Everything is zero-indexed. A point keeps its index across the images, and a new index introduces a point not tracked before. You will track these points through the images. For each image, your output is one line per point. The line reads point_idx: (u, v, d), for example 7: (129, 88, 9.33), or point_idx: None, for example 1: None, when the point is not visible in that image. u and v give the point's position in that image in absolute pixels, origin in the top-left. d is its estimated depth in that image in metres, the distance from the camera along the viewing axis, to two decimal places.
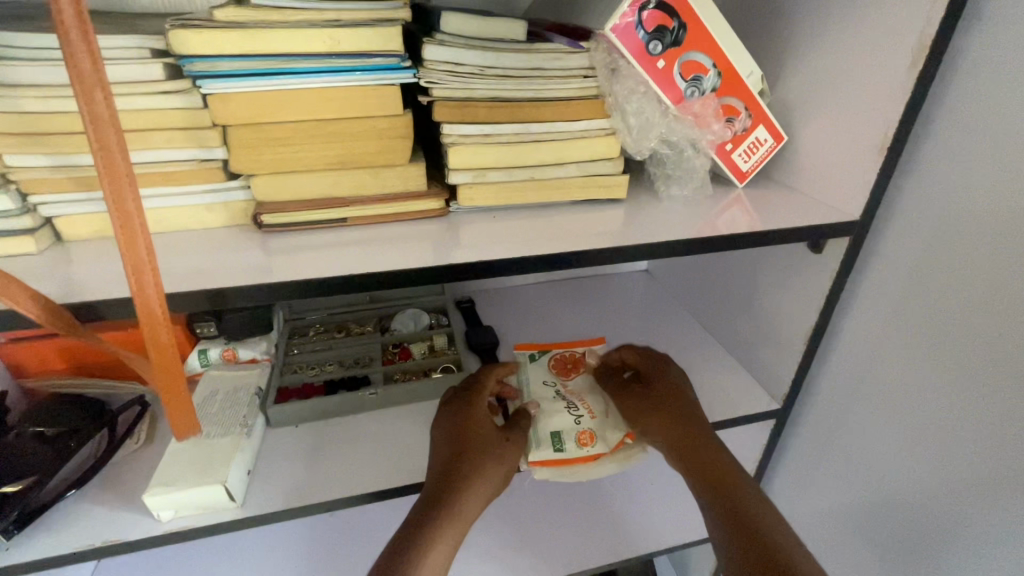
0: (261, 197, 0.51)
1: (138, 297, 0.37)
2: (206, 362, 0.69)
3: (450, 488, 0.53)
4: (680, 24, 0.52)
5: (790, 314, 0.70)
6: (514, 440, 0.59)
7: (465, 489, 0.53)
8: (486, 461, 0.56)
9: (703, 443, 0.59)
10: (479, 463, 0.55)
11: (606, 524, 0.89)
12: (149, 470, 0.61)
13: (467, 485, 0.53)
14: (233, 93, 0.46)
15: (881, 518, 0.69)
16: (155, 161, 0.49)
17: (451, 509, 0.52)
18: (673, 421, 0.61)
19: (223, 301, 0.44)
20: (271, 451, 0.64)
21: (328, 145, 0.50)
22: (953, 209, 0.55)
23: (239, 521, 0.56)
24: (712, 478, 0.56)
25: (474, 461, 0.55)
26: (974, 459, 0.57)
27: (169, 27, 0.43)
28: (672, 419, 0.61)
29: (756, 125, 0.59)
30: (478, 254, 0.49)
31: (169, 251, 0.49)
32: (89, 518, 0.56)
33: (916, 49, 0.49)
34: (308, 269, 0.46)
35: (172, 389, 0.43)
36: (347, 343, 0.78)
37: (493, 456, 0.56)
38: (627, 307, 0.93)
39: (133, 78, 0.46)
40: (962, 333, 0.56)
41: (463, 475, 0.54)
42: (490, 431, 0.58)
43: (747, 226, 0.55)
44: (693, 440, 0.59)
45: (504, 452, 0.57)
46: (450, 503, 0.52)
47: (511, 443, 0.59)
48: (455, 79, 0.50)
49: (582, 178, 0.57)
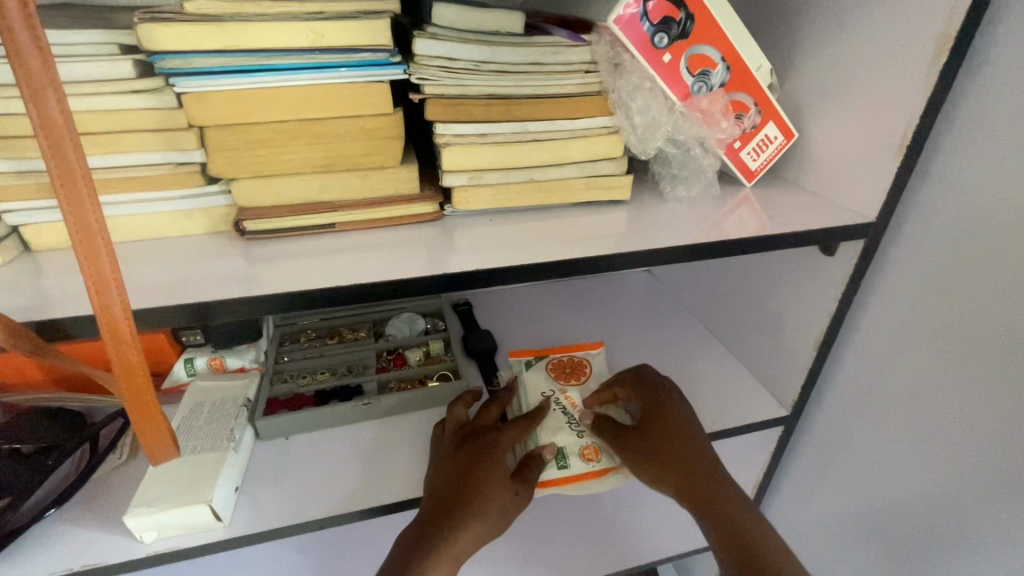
0: (243, 201, 0.48)
1: (102, 315, 0.34)
2: (192, 371, 0.66)
3: (453, 531, 0.50)
4: (687, 15, 0.49)
5: (800, 318, 0.67)
6: (524, 494, 0.55)
7: (468, 531, 0.50)
8: (493, 506, 0.52)
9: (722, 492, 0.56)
10: (483, 501, 0.52)
11: (607, 533, 0.87)
12: (132, 486, 0.59)
13: (469, 528, 0.50)
14: (209, 92, 0.43)
15: (891, 531, 0.66)
16: (129, 166, 0.46)
17: (450, 552, 0.50)
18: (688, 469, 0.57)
19: (198, 317, 0.41)
20: (259, 466, 0.62)
21: (314, 146, 0.47)
22: (970, 211, 0.52)
23: (223, 543, 0.54)
24: (723, 534, 0.55)
25: (482, 504, 0.51)
26: (988, 473, 0.54)
27: (138, 21, 0.40)
28: (686, 466, 0.57)
29: (766, 122, 0.56)
30: (472, 262, 0.46)
31: (144, 260, 0.46)
32: (67, 540, 0.53)
33: (938, 40, 0.46)
34: (290, 280, 0.43)
35: (144, 417, 0.40)
36: (340, 350, 0.75)
37: (502, 502, 0.53)
38: (629, 310, 0.91)
39: (101, 76, 0.43)
40: (978, 342, 0.53)
41: (468, 516, 0.51)
42: (503, 474, 0.54)
43: (756, 229, 0.52)
44: (707, 486, 0.56)
45: (512, 501, 0.53)
46: (450, 548, 0.49)
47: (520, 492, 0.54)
48: (448, 75, 0.47)
49: (584, 179, 0.54)
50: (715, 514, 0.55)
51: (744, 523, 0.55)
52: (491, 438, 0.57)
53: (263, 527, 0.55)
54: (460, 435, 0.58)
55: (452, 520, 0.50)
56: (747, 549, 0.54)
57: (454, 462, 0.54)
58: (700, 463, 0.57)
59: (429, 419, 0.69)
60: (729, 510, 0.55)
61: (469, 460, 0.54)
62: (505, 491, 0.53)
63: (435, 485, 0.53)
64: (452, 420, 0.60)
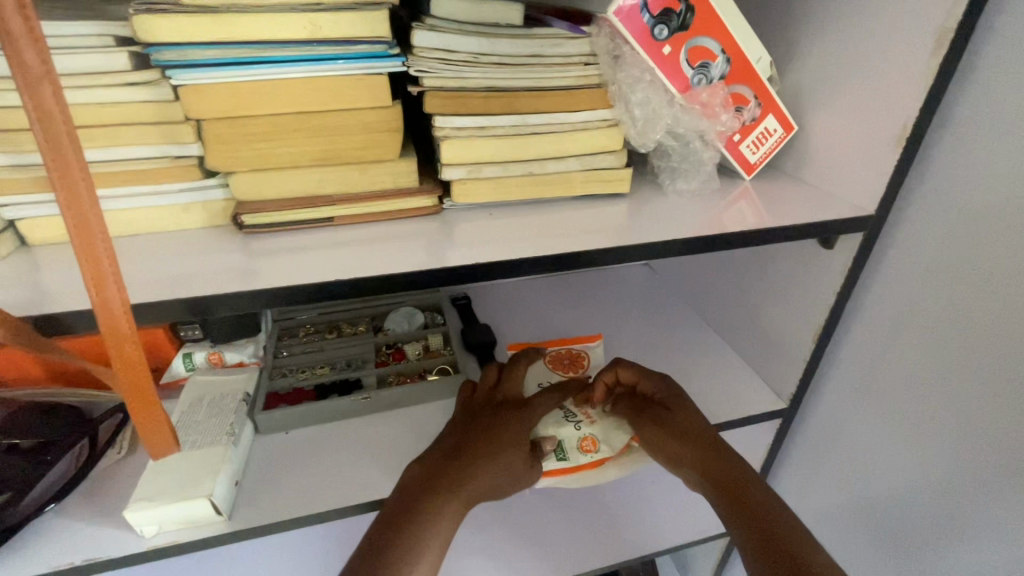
0: (241, 195, 0.48)
1: (100, 310, 0.34)
2: (191, 366, 0.67)
3: (458, 485, 0.51)
4: (687, 6, 0.49)
5: (799, 310, 0.67)
6: (537, 470, 0.56)
7: (475, 487, 0.51)
8: (500, 473, 0.53)
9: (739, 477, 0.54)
10: (495, 459, 0.53)
11: (607, 526, 0.87)
12: (131, 480, 0.59)
13: (475, 487, 0.51)
14: (205, 85, 0.43)
15: (888, 521, 0.66)
16: (126, 159, 0.46)
17: (452, 507, 0.50)
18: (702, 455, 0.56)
19: (196, 311, 0.41)
20: (259, 460, 0.62)
21: (312, 139, 0.47)
22: (969, 204, 0.52)
23: (225, 536, 0.54)
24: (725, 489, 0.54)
25: (488, 467, 0.53)
26: (984, 464, 0.55)
27: (133, 12, 0.40)
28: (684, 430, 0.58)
29: (765, 114, 0.56)
30: (473, 255, 0.46)
31: (142, 255, 0.45)
32: (68, 534, 0.53)
33: (939, 32, 0.46)
34: (290, 273, 0.43)
35: (145, 414, 0.39)
36: (339, 344, 0.75)
37: (509, 472, 0.54)
38: (627, 303, 0.91)
39: (95, 68, 0.42)
40: (976, 334, 0.53)
41: (473, 476, 0.52)
42: (517, 450, 0.55)
43: (755, 222, 0.52)
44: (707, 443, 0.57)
45: (524, 472, 0.55)
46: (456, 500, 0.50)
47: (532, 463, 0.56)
48: (446, 68, 0.47)
49: (584, 171, 0.54)
50: (739, 503, 0.52)
51: (764, 507, 0.52)
52: (512, 412, 0.58)
53: (263, 521, 0.55)
54: (484, 407, 0.59)
55: (463, 477, 0.51)
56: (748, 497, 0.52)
57: (472, 427, 0.56)
58: (719, 452, 0.56)
59: (428, 412, 0.69)
60: (753, 498, 0.52)
61: (487, 424, 0.56)
62: (514, 463, 0.54)
63: (451, 446, 0.54)
64: (482, 385, 0.63)
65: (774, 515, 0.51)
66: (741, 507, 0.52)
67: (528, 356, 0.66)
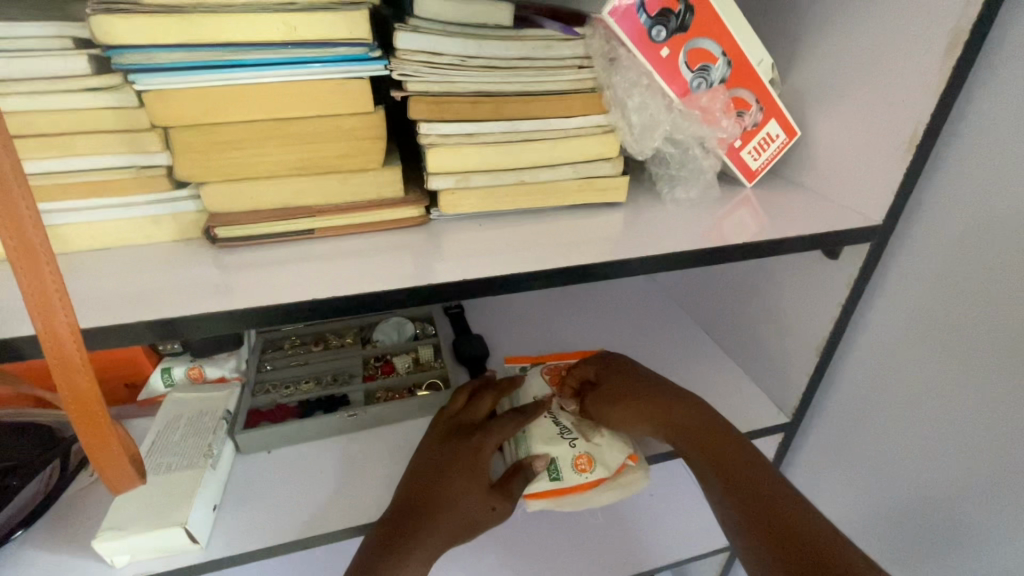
0: (214, 206, 0.45)
1: (45, 337, 0.31)
2: (170, 381, 0.65)
3: (424, 523, 0.50)
4: (686, 6, 0.46)
5: (803, 321, 0.64)
6: (501, 508, 0.54)
7: (434, 532, 0.50)
8: (458, 516, 0.52)
9: (743, 469, 0.50)
10: (451, 504, 0.52)
11: (605, 545, 0.85)
12: (104, 506, 0.55)
13: (432, 532, 0.50)
14: (172, 91, 0.40)
15: (896, 542, 0.64)
16: (89, 169, 0.43)
17: (418, 546, 0.49)
18: (690, 440, 0.54)
19: (161, 333, 0.38)
20: (239, 484, 0.59)
21: (289, 148, 0.44)
22: (980, 215, 0.50)
23: (199, 566, 0.51)
24: (699, 451, 0.52)
25: (445, 512, 0.51)
26: (994, 484, 0.53)
27: (90, 12, 0.37)
28: (655, 407, 0.57)
29: (767, 120, 0.54)
30: (460, 269, 0.44)
31: (106, 272, 0.42)
32: (31, 566, 0.50)
33: (951, 33, 0.43)
34: (266, 291, 0.40)
35: (96, 445, 0.36)
36: (326, 358, 0.72)
37: (470, 512, 0.52)
38: (625, 314, 0.88)
39: (52, 73, 0.39)
40: (989, 349, 0.51)
41: (440, 513, 0.51)
42: (484, 483, 0.54)
43: (757, 232, 0.49)
44: (676, 414, 0.56)
45: (486, 513, 0.53)
46: (419, 539, 0.49)
47: (498, 503, 0.54)
48: (432, 71, 0.44)
49: (579, 180, 0.51)
50: (721, 463, 0.51)
51: (744, 465, 0.50)
52: (476, 444, 0.56)
53: (242, 548, 0.52)
54: (448, 437, 0.57)
55: (421, 518, 0.50)
56: (723, 456, 0.51)
57: (430, 463, 0.54)
58: (693, 416, 0.55)
59: (417, 429, 0.66)
60: (732, 457, 0.51)
61: (445, 461, 0.54)
62: (478, 502, 0.53)
63: (413, 484, 0.53)
64: (447, 412, 0.60)
65: (753, 469, 0.50)
66: (719, 467, 0.51)
67: (496, 389, 0.63)
